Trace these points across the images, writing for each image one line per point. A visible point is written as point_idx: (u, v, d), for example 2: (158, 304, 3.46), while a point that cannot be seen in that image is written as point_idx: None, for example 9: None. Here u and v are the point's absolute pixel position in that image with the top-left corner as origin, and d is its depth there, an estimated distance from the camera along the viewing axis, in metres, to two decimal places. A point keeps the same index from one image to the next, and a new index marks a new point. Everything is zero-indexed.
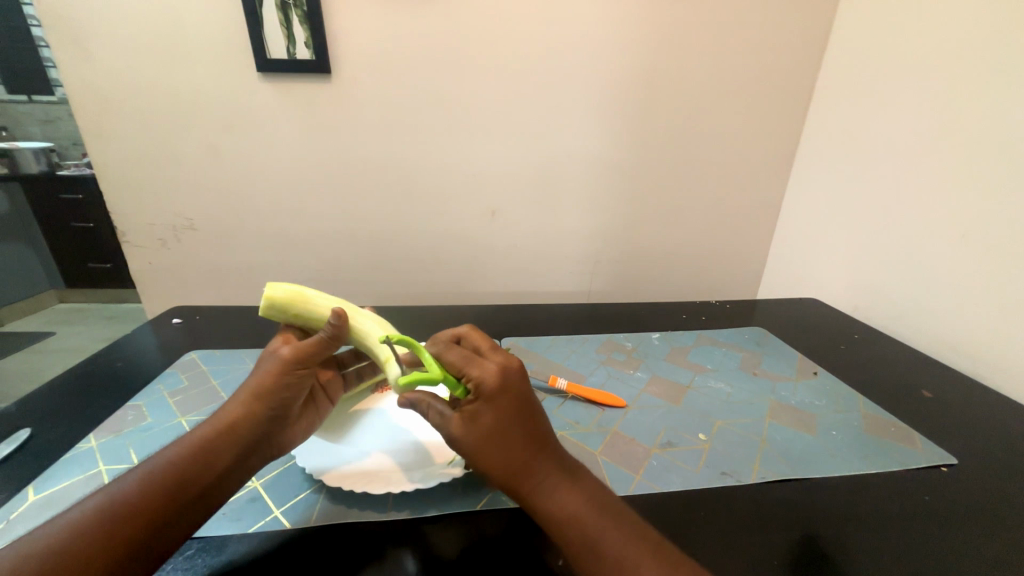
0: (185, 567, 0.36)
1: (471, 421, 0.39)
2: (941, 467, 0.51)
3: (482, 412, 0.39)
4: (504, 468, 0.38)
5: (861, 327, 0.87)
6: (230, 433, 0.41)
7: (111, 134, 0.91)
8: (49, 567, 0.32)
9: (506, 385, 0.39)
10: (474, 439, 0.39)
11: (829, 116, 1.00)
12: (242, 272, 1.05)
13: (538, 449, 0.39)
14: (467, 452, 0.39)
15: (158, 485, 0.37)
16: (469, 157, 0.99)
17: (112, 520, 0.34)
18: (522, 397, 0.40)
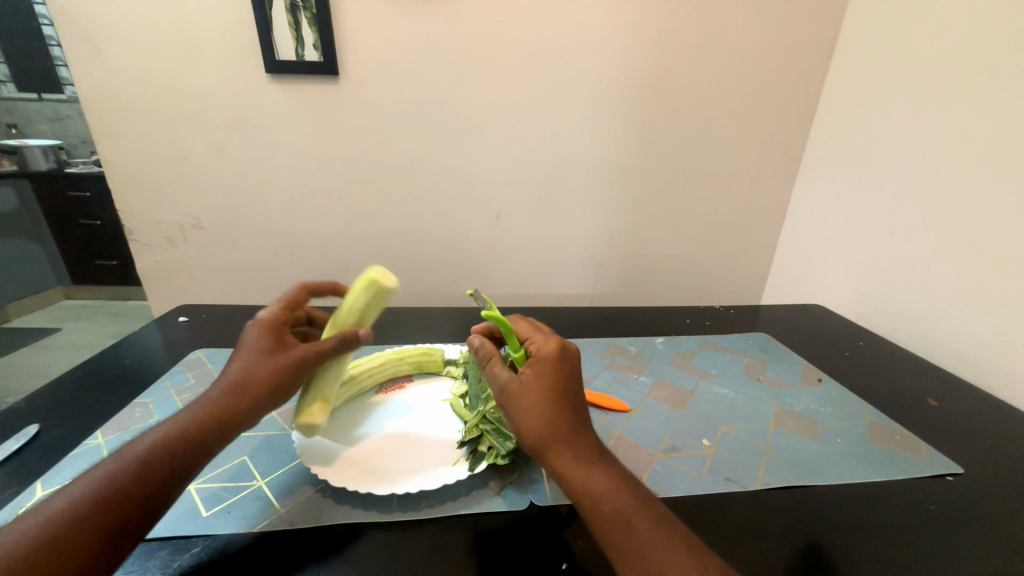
0: (191, 564, 0.37)
1: (529, 381, 0.41)
2: (947, 477, 0.51)
3: (542, 376, 0.41)
4: (549, 433, 0.39)
5: (865, 335, 0.87)
6: (237, 413, 0.42)
7: (120, 132, 0.91)
8: (49, 545, 0.32)
9: (566, 359, 0.43)
10: (530, 398, 0.40)
11: (835, 122, 1.00)
12: (248, 271, 1.05)
13: (580, 422, 0.41)
14: (518, 408, 0.40)
15: (156, 462, 0.37)
16: (475, 159, 1.00)
17: (111, 498, 0.35)
18: (576, 374, 0.43)
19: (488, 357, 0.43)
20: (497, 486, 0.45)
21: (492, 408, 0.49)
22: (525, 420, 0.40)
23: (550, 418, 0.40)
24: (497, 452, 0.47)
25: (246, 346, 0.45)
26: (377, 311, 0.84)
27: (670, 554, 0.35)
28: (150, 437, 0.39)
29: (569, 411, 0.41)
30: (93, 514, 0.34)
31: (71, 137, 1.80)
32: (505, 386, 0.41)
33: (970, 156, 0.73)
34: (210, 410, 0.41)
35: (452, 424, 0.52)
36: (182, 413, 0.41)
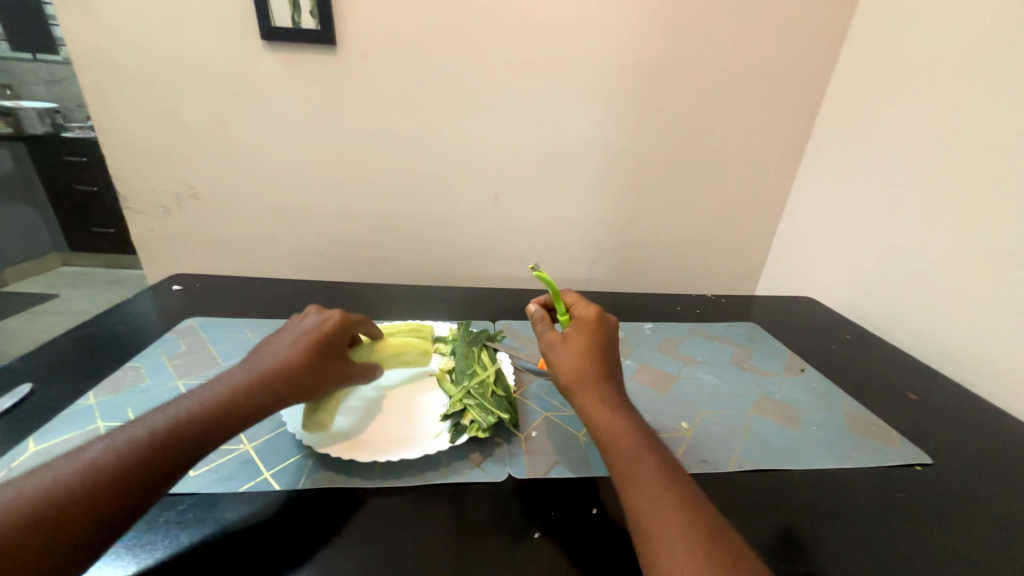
0: (177, 520, 0.38)
1: (569, 335, 0.49)
2: (917, 466, 0.53)
3: (582, 332, 0.49)
4: (579, 373, 0.46)
5: (854, 329, 0.87)
6: (284, 398, 0.44)
7: (113, 97, 0.90)
8: (94, 478, 0.34)
9: (603, 326, 0.51)
10: (568, 346, 0.48)
11: (839, 113, 0.99)
12: (244, 244, 1.05)
13: (608, 373, 0.47)
14: (557, 355, 0.48)
15: (166, 442, 0.37)
16: (473, 137, 0.99)
17: (118, 472, 0.35)
18: (611, 339, 0.51)
19: (540, 322, 0.53)
20: (477, 458, 0.47)
21: (476, 385, 0.51)
22: (561, 362, 0.48)
23: (581, 362, 0.47)
24: (479, 426, 0.48)
25: (305, 336, 0.49)
26: (370, 287, 0.85)
27: (665, 484, 0.38)
28: (163, 417, 0.39)
29: (601, 362, 0.47)
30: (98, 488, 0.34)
31: (65, 99, 1.77)
32: (550, 340, 0.50)
33: (971, 153, 0.72)
34: (232, 396, 0.42)
35: (437, 398, 0.53)
36: (200, 396, 0.42)
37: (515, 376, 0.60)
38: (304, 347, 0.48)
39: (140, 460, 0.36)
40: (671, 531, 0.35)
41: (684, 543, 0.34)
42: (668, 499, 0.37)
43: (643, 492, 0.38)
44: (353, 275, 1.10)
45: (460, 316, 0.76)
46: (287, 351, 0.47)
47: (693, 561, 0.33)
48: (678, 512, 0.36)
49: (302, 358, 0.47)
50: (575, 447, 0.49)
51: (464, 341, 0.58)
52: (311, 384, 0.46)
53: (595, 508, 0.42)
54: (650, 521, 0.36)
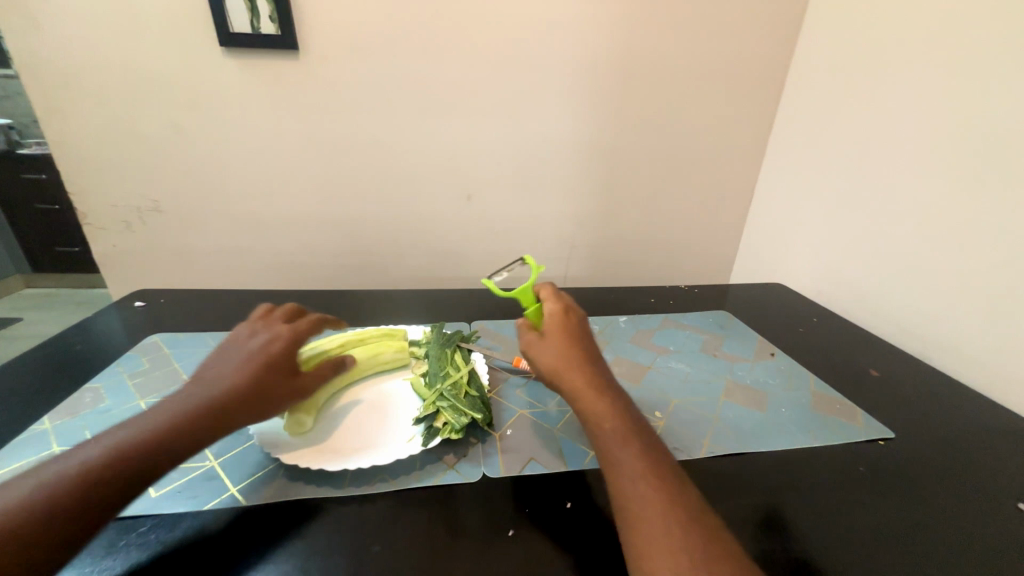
0: (138, 543, 0.37)
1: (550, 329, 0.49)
2: (879, 441, 0.54)
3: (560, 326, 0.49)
4: (562, 366, 0.46)
5: (821, 312, 0.90)
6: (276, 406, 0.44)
7: (67, 110, 0.87)
8: (82, 482, 0.34)
9: (578, 318, 0.51)
10: (549, 340, 0.48)
11: (799, 104, 1.02)
12: (212, 255, 1.03)
13: (591, 362, 0.47)
14: (539, 351, 0.48)
15: (127, 459, 0.36)
16: (444, 139, 0.98)
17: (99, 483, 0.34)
18: (584, 329, 0.50)
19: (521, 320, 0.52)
20: (451, 460, 0.46)
21: (449, 387, 0.51)
22: (542, 359, 0.47)
23: (562, 357, 0.46)
24: (452, 427, 0.47)
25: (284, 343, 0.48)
26: (344, 294, 0.84)
27: (646, 470, 0.38)
28: (157, 420, 0.39)
29: (581, 353, 0.47)
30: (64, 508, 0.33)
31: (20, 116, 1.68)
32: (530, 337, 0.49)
33: (920, 138, 0.76)
34: (217, 404, 0.41)
35: (410, 402, 0.52)
36: (158, 410, 0.40)
37: (490, 375, 0.60)
38: (267, 354, 0.46)
39: (124, 475, 0.35)
40: (653, 518, 0.35)
41: (666, 528, 0.35)
42: (649, 485, 0.37)
43: (626, 479, 0.38)
44: (329, 283, 1.09)
45: (435, 319, 0.76)
46: (248, 362, 0.45)
47: (676, 545, 0.34)
48: (659, 497, 0.37)
49: (267, 364, 0.45)
50: (549, 442, 0.50)
51: (437, 343, 0.58)
52: (285, 388, 0.45)
53: (569, 502, 0.42)
54: (633, 509, 0.36)
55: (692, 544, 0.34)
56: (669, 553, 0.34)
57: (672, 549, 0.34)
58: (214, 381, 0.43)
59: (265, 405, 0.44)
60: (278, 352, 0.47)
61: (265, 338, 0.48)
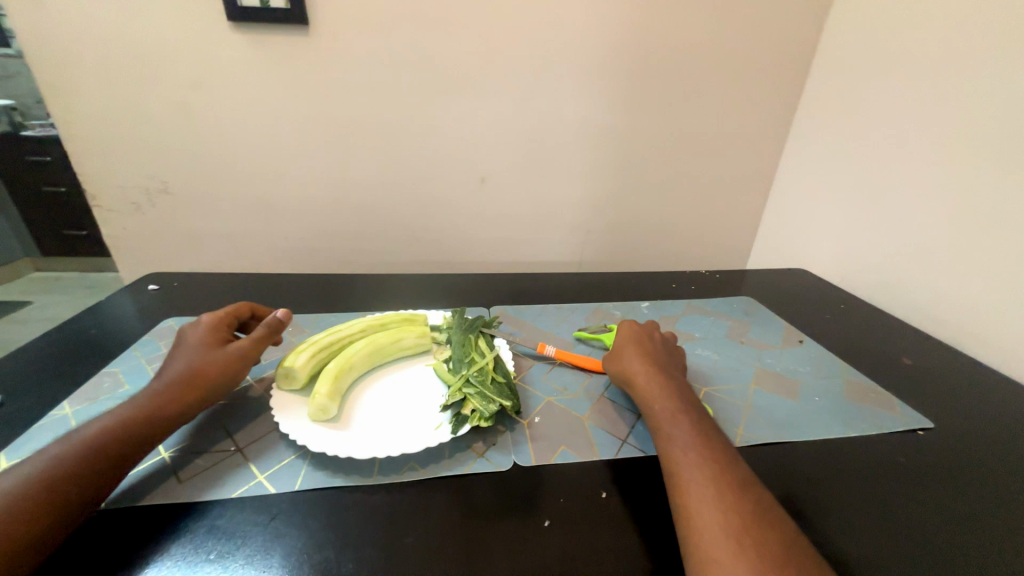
0: (170, 529, 0.36)
1: (637, 339, 0.55)
2: (917, 431, 0.53)
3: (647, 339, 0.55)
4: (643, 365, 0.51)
5: (847, 298, 0.88)
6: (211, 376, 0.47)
7: (71, 88, 0.84)
8: (60, 466, 0.36)
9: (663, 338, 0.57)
10: (636, 347, 0.54)
11: (828, 82, 0.98)
12: (223, 238, 1.01)
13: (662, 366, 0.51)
14: (626, 352, 0.54)
15: (96, 444, 0.38)
16: (458, 118, 0.95)
17: (72, 464, 0.36)
18: (661, 345, 0.56)
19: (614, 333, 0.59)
20: (481, 448, 0.45)
21: (475, 373, 0.50)
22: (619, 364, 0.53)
23: (636, 361, 0.52)
24: (480, 415, 0.46)
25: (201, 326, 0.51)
26: (359, 278, 0.82)
27: (704, 454, 0.41)
28: (114, 412, 0.41)
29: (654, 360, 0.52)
30: (59, 485, 0.35)
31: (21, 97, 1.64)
32: (619, 344, 0.56)
33: (959, 116, 0.72)
34: (163, 391, 0.44)
35: (435, 389, 0.51)
36: (128, 401, 0.43)
37: (514, 361, 0.58)
38: (197, 337, 0.49)
39: (97, 456, 0.37)
40: (708, 497, 0.37)
41: (721, 508, 0.36)
42: (706, 467, 0.39)
43: (684, 461, 0.40)
44: (341, 267, 1.07)
45: (453, 303, 0.75)
46: (182, 347, 0.48)
47: (730, 524, 0.35)
48: (714, 479, 0.38)
49: (198, 344, 0.49)
50: (578, 431, 0.48)
51: (460, 329, 0.56)
52: (223, 358, 0.48)
53: (605, 492, 0.42)
54: (688, 488, 0.38)
55: (747, 526, 0.35)
56: (714, 513, 0.36)
57: (726, 527, 0.35)
58: (161, 372, 0.47)
59: (210, 376, 0.47)
60: (207, 333, 0.50)
61: (193, 324, 0.51)
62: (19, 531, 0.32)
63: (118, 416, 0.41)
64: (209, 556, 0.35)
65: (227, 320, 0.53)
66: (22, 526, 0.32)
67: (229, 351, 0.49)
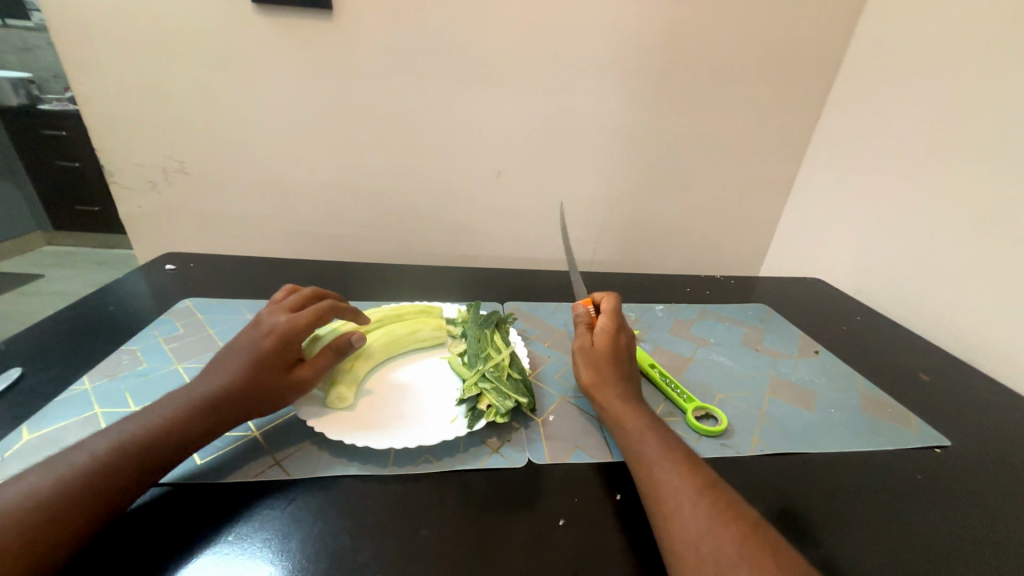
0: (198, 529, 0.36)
1: (598, 340, 0.53)
2: (935, 449, 0.52)
3: (609, 341, 0.52)
4: (598, 374, 0.50)
5: (863, 311, 0.87)
6: (260, 400, 0.42)
7: (94, 65, 0.84)
8: (110, 462, 0.35)
9: (628, 339, 0.54)
10: (593, 352, 0.52)
11: (853, 89, 0.96)
12: (238, 221, 1.01)
13: (623, 376, 0.50)
14: (583, 356, 0.52)
15: (149, 443, 0.37)
16: (478, 110, 0.94)
17: (121, 462, 0.35)
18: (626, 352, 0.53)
19: (582, 323, 0.56)
20: (495, 443, 0.45)
21: (491, 368, 0.50)
22: (580, 368, 0.51)
23: (596, 368, 0.50)
24: (497, 411, 0.46)
25: (275, 330, 0.45)
26: (373, 267, 0.82)
27: (673, 465, 0.40)
28: (170, 407, 0.40)
29: (615, 368, 0.50)
30: (81, 489, 0.33)
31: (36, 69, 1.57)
32: (580, 342, 0.53)
33: (990, 132, 0.71)
34: (219, 396, 0.41)
35: (449, 381, 0.51)
36: (186, 394, 0.41)
37: (528, 358, 0.58)
38: (265, 347, 0.44)
39: (145, 454, 0.36)
40: (682, 514, 0.37)
41: (699, 521, 0.36)
42: (680, 478, 0.39)
43: (653, 477, 0.40)
44: (354, 254, 1.07)
45: (467, 297, 0.74)
46: (248, 352, 0.44)
47: (710, 538, 0.35)
48: (687, 494, 0.38)
49: (262, 359, 0.43)
50: (593, 432, 0.48)
51: (475, 323, 0.56)
52: (281, 383, 0.43)
53: (617, 494, 0.42)
54: (667, 501, 0.38)
55: (719, 540, 0.34)
56: (694, 522, 0.36)
57: (700, 544, 0.35)
58: (218, 371, 0.43)
59: (262, 399, 0.43)
60: (270, 349, 0.44)
61: (260, 333, 0.45)
62: (51, 528, 0.31)
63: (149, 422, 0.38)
64: (226, 538, 0.35)
65: (304, 327, 0.46)
66: (43, 529, 0.31)
67: (290, 378, 0.44)
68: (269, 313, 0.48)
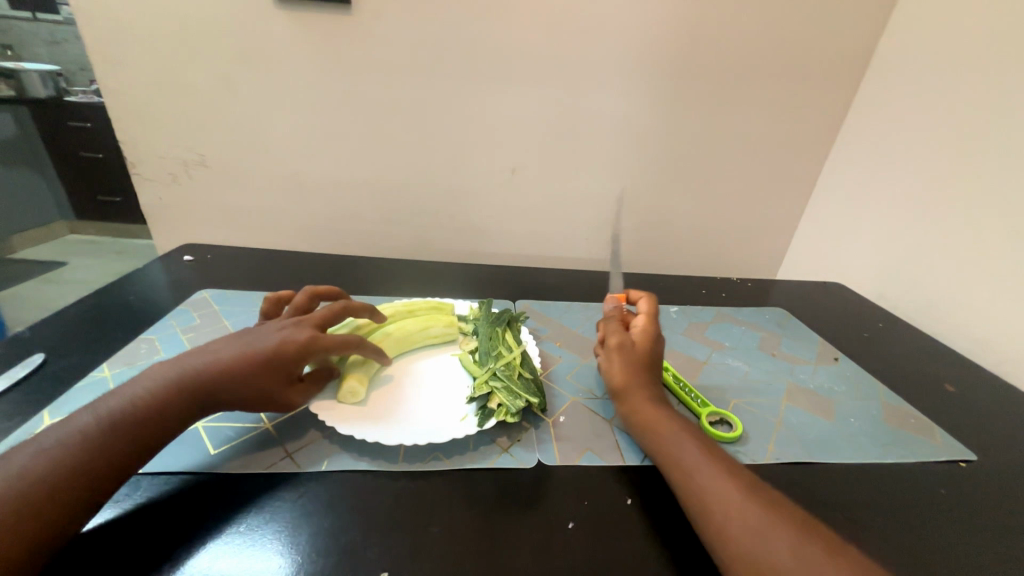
0: (194, 510, 0.37)
1: (638, 341, 0.52)
2: (960, 463, 0.51)
3: (648, 345, 0.52)
4: (636, 372, 0.49)
5: (885, 318, 0.85)
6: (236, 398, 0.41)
7: (120, 58, 0.86)
8: (95, 444, 0.35)
9: (661, 344, 0.54)
10: (631, 351, 0.50)
11: (881, 88, 0.93)
12: (255, 214, 1.03)
13: (652, 377, 0.49)
14: (621, 353, 0.50)
15: (133, 424, 0.37)
16: (494, 107, 0.94)
17: (107, 443, 0.35)
18: (657, 359, 0.52)
19: (617, 319, 0.54)
20: (505, 443, 0.45)
21: (502, 367, 0.49)
22: (614, 364, 0.50)
23: (631, 367, 0.49)
24: (507, 410, 0.46)
25: (291, 338, 0.43)
26: (386, 262, 0.82)
27: (710, 466, 0.40)
28: (147, 387, 0.39)
29: (647, 371, 0.49)
30: (70, 472, 0.33)
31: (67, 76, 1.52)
32: (620, 338, 0.52)
33: None
34: (198, 382, 0.41)
35: (460, 379, 0.51)
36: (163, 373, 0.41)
37: (539, 358, 0.58)
38: (273, 352, 0.42)
39: (129, 435, 0.36)
40: (738, 522, 0.36)
41: (752, 521, 0.35)
42: (721, 479, 0.39)
43: (693, 482, 0.39)
44: (367, 249, 1.08)
45: (479, 295, 0.74)
46: (258, 348, 0.42)
47: (767, 539, 0.34)
48: (737, 502, 0.37)
49: (264, 363, 0.42)
50: (604, 435, 0.48)
51: (487, 320, 0.56)
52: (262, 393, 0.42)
53: (629, 498, 0.41)
54: (713, 505, 0.37)
55: (780, 543, 0.34)
56: (748, 522, 0.35)
57: (761, 546, 0.34)
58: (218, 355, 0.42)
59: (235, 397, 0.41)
60: (295, 349, 0.43)
61: (281, 335, 0.44)
62: (45, 510, 0.32)
63: (131, 400, 0.38)
64: (239, 528, 0.36)
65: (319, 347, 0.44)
66: (36, 515, 0.31)
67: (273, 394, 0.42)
68: (298, 321, 0.46)
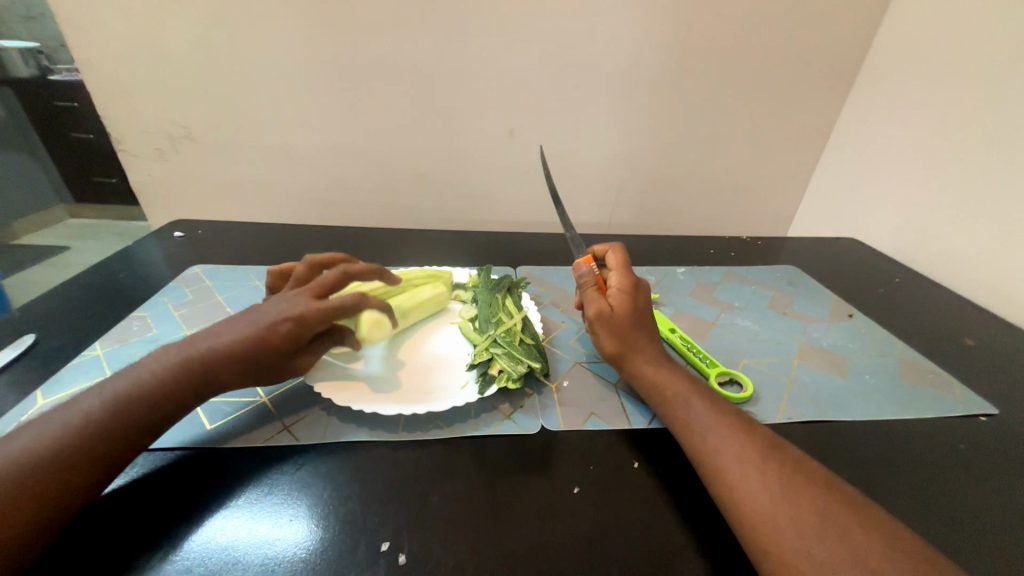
0: (201, 488, 0.36)
1: (617, 305, 0.46)
2: (980, 417, 0.49)
3: (628, 304, 0.47)
4: (626, 341, 0.45)
5: (902, 273, 0.81)
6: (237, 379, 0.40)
7: (89, 26, 0.81)
8: (96, 423, 0.34)
9: (644, 293, 0.48)
10: (613, 319, 0.46)
11: (906, 25, 0.86)
12: (247, 188, 1.00)
13: (648, 341, 0.46)
14: (603, 326, 0.46)
15: (133, 403, 0.36)
16: (488, 63, 0.88)
17: (103, 424, 0.34)
18: (648, 315, 0.48)
19: (589, 285, 0.49)
20: (507, 409, 0.44)
21: (502, 333, 0.48)
22: (602, 338, 0.46)
23: (621, 336, 0.45)
24: (508, 376, 0.45)
25: (289, 315, 0.40)
26: (382, 232, 0.80)
27: (723, 431, 0.38)
28: (148, 366, 0.38)
29: (639, 335, 0.46)
30: (70, 451, 0.33)
31: None
32: (596, 308, 0.47)
33: None
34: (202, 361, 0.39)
35: (461, 347, 0.49)
36: (165, 353, 0.39)
37: (541, 323, 0.56)
38: (270, 329, 0.40)
39: (128, 415, 0.35)
40: (754, 493, 0.34)
41: (767, 488, 0.34)
42: (736, 445, 0.37)
43: (707, 448, 0.38)
44: (364, 220, 1.05)
45: (478, 262, 0.72)
46: (257, 326, 0.40)
47: (783, 508, 0.33)
48: (752, 467, 0.35)
49: (262, 341, 0.39)
50: (608, 398, 0.46)
51: (486, 287, 0.54)
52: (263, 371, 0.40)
53: (636, 461, 0.40)
54: (726, 471, 0.36)
55: (796, 513, 0.33)
56: (763, 490, 0.34)
57: (776, 515, 0.33)
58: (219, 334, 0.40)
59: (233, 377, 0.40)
60: (285, 334, 0.39)
61: (279, 312, 0.40)
62: (46, 488, 0.31)
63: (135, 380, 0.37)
64: (240, 503, 0.35)
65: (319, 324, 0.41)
66: (39, 494, 0.31)
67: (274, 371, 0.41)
68: (297, 292, 0.43)
